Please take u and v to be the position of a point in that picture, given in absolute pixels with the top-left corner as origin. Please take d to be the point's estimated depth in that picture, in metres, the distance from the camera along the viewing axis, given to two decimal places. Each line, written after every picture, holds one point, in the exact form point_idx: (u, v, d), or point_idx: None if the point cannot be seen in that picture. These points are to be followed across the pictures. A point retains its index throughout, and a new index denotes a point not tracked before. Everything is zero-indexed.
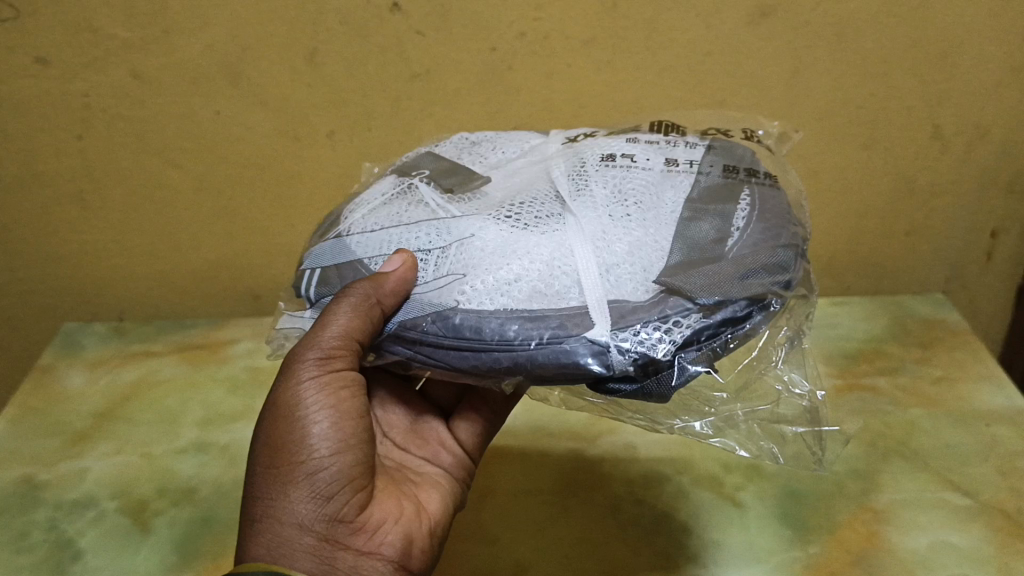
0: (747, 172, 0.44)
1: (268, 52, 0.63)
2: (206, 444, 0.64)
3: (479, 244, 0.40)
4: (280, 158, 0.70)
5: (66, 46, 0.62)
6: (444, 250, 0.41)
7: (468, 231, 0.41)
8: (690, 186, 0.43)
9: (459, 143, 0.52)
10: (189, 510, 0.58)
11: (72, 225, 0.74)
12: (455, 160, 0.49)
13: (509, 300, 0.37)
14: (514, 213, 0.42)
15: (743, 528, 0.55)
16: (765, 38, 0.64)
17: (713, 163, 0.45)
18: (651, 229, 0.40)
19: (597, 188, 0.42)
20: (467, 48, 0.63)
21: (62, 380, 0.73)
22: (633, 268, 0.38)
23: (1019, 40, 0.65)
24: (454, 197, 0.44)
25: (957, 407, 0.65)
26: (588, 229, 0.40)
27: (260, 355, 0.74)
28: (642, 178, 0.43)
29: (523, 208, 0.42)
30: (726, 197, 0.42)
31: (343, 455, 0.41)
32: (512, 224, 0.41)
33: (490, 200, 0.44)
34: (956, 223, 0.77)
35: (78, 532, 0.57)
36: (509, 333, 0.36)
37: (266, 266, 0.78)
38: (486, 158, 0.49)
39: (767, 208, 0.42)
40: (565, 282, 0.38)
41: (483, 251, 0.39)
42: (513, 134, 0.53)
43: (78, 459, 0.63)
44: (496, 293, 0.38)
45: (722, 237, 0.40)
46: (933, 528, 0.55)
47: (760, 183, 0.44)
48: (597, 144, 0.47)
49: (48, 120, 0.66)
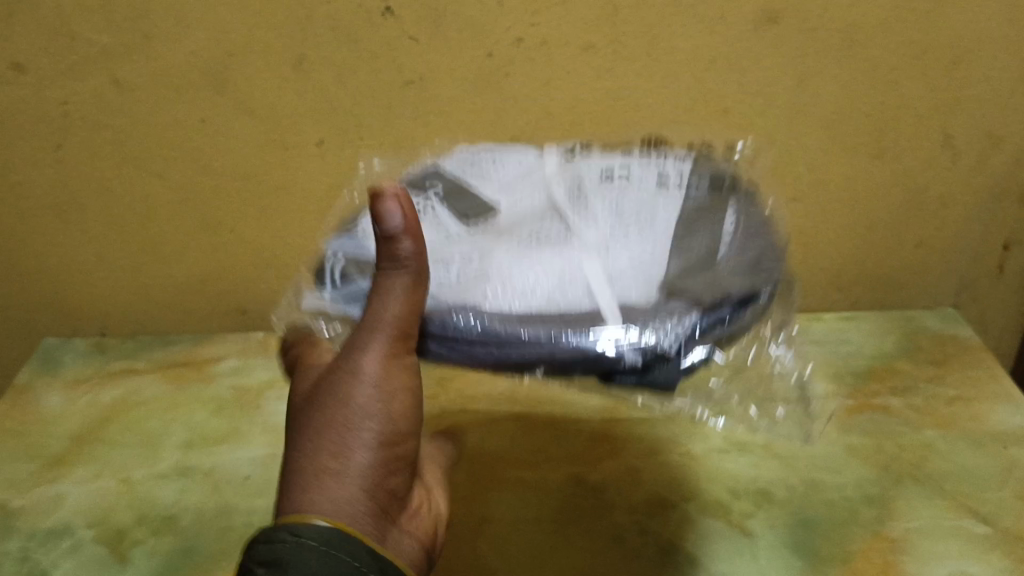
0: (728, 188, 0.47)
1: (254, 58, 0.61)
2: (189, 468, 0.61)
3: (495, 258, 0.41)
4: (268, 170, 0.67)
5: (43, 51, 0.60)
6: (456, 263, 0.41)
7: (484, 248, 0.42)
8: (692, 214, 0.45)
9: (460, 158, 0.53)
10: (170, 540, 0.55)
11: (52, 239, 0.71)
12: (459, 182, 0.50)
13: (525, 306, 0.38)
14: (525, 229, 0.43)
15: (753, 559, 0.52)
16: (770, 45, 0.63)
17: (694, 168, 0.48)
18: (652, 232, 0.43)
19: (594, 200, 0.45)
20: (462, 54, 0.62)
21: (39, 401, 0.69)
22: (635, 278, 0.40)
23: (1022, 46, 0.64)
24: (467, 222, 0.45)
25: (972, 428, 0.62)
26: (595, 240, 0.42)
27: (249, 375, 0.71)
28: (636, 197, 0.46)
29: (528, 224, 0.44)
30: (714, 218, 0.44)
31: (398, 421, 0.39)
32: (522, 243, 0.42)
33: (498, 224, 0.45)
34: (966, 235, 0.75)
35: (52, 563, 0.53)
36: (520, 334, 0.37)
37: (255, 281, 0.74)
38: (491, 176, 0.50)
39: (751, 218, 0.45)
40: (577, 292, 0.39)
41: (498, 264, 0.41)
42: (510, 151, 0.53)
43: (54, 484, 0.60)
44: (515, 299, 0.39)
45: (715, 250, 0.42)
46: (952, 558, 0.52)
47: (740, 198, 0.47)
48: (589, 161, 0.50)
49: (25, 129, 0.64)
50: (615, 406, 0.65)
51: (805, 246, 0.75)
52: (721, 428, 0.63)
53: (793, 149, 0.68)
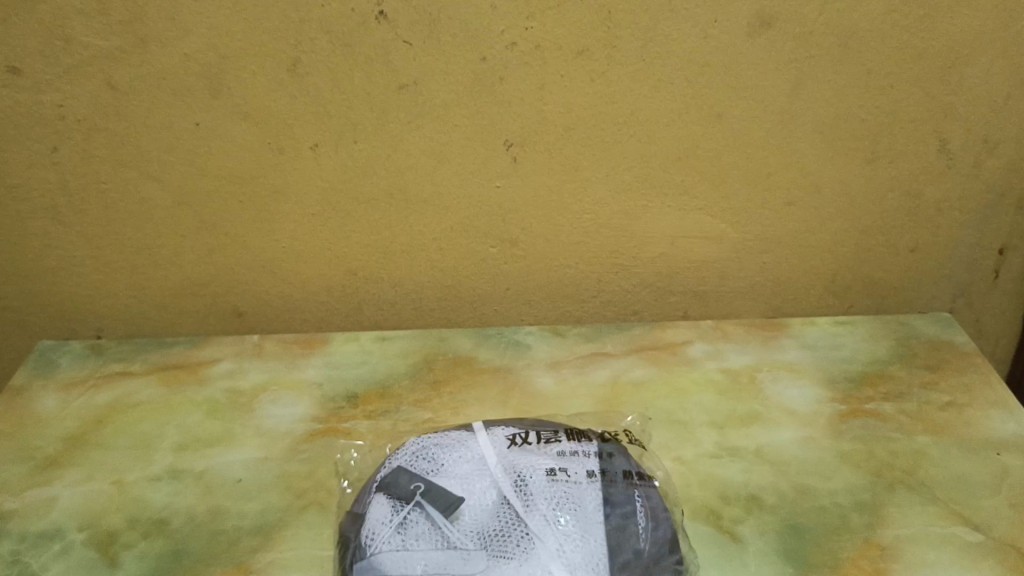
0: (638, 475, 0.55)
1: (250, 62, 0.62)
2: (181, 471, 0.61)
3: None
4: (263, 173, 0.67)
5: (40, 54, 0.61)
6: None
7: None
8: (616, 495, 0.52)
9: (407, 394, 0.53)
10: (161, 543, 0.55)
11: (48, 240, 0.71)
12: None
13: None
14: (492, 542, 0.49)
15: (742, 566, 0.52)
16: (766, 51, 0.63)
17: (611, 452, 0.56)
18: (594, 540, 0.49)
19: (541, 501, 0.51)
20: (456, 58, 0.62)
21: (33, 402, 0.68)
22: None
23: (1012, 51, 0.65)
24: None
25: (965, 434, 0.62)
26: (556, 548, 0.49)
27: (243, 377, 0.70)
28: None
29: (496, 538, 0.49)
30: (625, 496, 0.52)
31: None
32: None
33: None
34: (961, 240, 0.75)
35: (42, 566, 0.53)
36: None
37: (250, 284, 0.74)
38: None
39: (655, 512, 0.52)
40: None
41: None
42: None
43: (46, 486, 0.60)
44: None
45: None
46: (943, 565, 0.52)
47: (646, 486, 0.54)
48: (527, 453, 0.55)
49: (20, 130, 0.64)
50: (607, 409, 0.65)
51: (798, 250, 0.74)
52: (713, 433, 0.62)
53: (787, 152, 0.69)
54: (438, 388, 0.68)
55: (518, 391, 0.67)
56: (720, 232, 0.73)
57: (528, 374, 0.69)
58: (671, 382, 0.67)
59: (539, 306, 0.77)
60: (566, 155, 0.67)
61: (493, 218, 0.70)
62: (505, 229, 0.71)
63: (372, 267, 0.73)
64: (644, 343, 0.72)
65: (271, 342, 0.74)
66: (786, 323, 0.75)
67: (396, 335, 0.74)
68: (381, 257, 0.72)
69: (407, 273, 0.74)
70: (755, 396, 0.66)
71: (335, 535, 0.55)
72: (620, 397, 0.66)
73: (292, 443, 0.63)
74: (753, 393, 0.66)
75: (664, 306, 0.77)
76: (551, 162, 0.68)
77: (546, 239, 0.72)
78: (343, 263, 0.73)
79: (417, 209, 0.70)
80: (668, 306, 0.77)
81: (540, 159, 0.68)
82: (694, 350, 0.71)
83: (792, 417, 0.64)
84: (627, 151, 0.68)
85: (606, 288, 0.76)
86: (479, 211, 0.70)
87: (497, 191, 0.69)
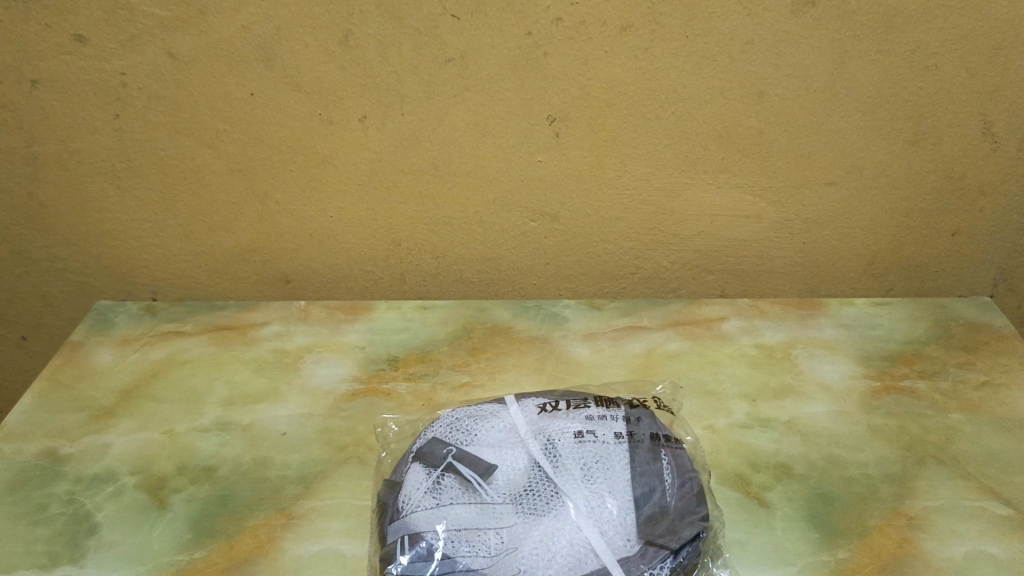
0: (665, 437, 0.56)
1: (304, 34, 0.64)
2: (229, 423, 0.63)
3: None
4: (313, 143, 0.69)
5: (105, 23, 0.64)
6: None
7: None
8: (642, 455, 0.53)
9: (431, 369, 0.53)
10: (208, 488, 0.57)
11: (108, 204, 0.74)
12: None
13: None
14: (523, 501, 0.51)
15: (769, 529, 0.52)
16: (810, 30, 0.64)
17: (639, 416, 0.57)
18: (622, 498, 0.51)
19: (571, 463, 0.53)
20: (503, 33, 0.64)
21: (89, 356, 0.71)
22: None
23: None
24: None
25: (1000, 413, 0.62)
26: (584, 505, 0.50)
27: (289, 339, 0.72)
28: None
29: (527, 498, 0.51)
30: (651, 456, 0.53)
31: None
32: None
33: None
34: (1004, 224, 0.75)
35: (96, 506, 0.56)
36: None
37: (297, 251, 0.76)
38: None
39: (681, 470, 0.53)
40: None
41: None
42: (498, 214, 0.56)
43: (101, 434, 0.62)
44: None
45: None
46: (971, 537, 0.52)
47: (674, 446, 0.55)
48: (557, 420, 0.56)
49: (85, 97, 0.67)
50: (640, 378, 0.66)
51: (837, 231, 0.75)
52: (745, 404, 0.63)
53: (829, 132, 0.69)
54: (475, 354, 0.70)
55: (554, 358, 0.69)
56: (759, 211, 0.73)
57: (564, 343, 0.70)
58: (704, 355, 0.68)
59: (577, 281, 0.78)
60: (607, 130, 0.69)
61: (534, 192, 0.72)
62: (546, 203, 0.73)
63: (415, 237, 0.75)
64: (680, 318, 0.73)
65: (316, 307, 0.76)
66: (822, 302, 0.75)
67: (437, 305, 0.76)
68: (424, 229, 0.74)
69: (449, 244, 0.75)
70: (789, 371, 0.67)
71: (373, 487, 0.57)
72: (654, 368, 0.67)
73: (335, 401, 0.65)
74: (787, 368, 0.67)
75: (701, 284, 0.78)
76: (593, 137, 0.69)
77: (586, 214, 0.73)
78: (387, 233, 0.75)
79: (460, 181, 0.71)
80: (705, 284, 0.78)
81: (582, 133, 0.69)
82: (729, 325, 0.72)
83: (825, 392, 0.64)
84: (668, 128, 0.69)
85: (644, 264, 0.77)
86: (521, 184, 0.71)
87: (539, 165, 0.70)
